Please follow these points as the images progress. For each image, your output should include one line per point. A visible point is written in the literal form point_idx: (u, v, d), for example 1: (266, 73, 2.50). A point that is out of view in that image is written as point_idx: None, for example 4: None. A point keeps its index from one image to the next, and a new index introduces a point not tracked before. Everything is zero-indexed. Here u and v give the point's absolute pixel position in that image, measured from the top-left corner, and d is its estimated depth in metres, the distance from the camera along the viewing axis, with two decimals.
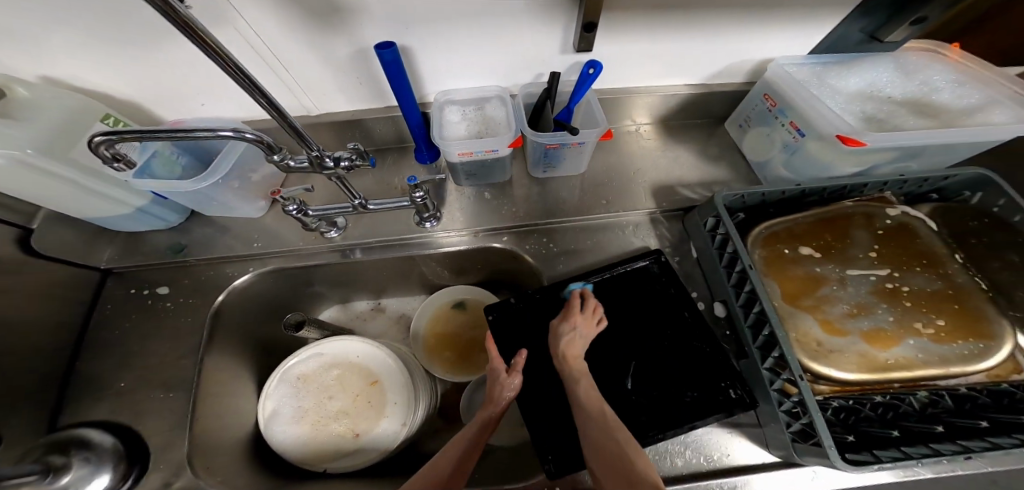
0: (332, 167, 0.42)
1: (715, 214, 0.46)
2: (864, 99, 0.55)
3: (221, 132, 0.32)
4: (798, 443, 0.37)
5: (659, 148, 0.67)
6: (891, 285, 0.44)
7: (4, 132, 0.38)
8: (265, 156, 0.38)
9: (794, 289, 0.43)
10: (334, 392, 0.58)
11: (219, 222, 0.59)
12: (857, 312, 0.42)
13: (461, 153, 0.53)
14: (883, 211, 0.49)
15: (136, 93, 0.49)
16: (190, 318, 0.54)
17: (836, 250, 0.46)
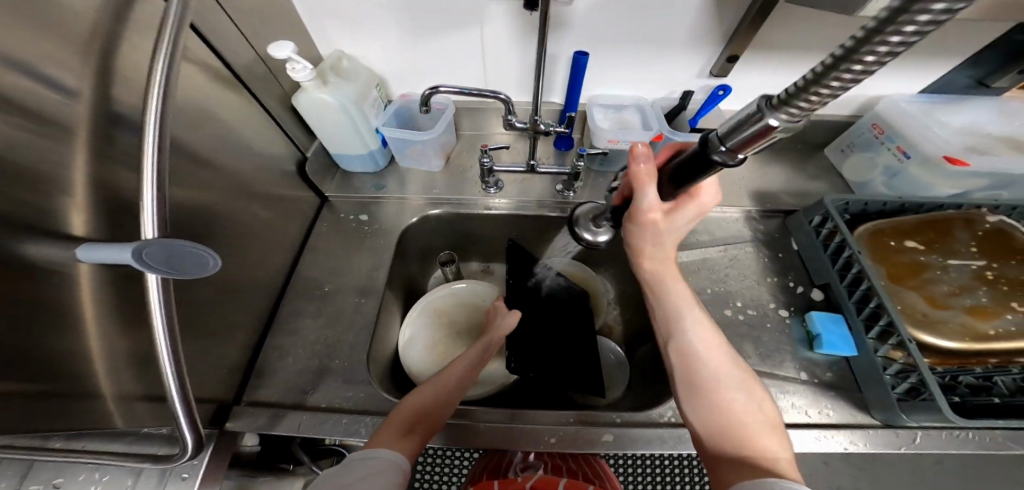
0: (541, 131, 0.62)
1: (823, 214, 0.62)
2: (967, 133, 0.67)
3: (492, 93, 0.54)
4: (905, 401, 0.47)
5: (760, 162, 0.79)
6: (990, 274, 0.54)
7: (341, 86, 0.60)
8: (505, 115, 0.58)
9: (898, 271, 0.55)
10: (461, 327, 0.77)
11: (405, 174, 0.78)
12: (959, 292, 0.52)
13: (610, 141, 0.70)
14: (982, 218, 0.58)
15: (391, 71, 0.71)
16: (382, 239, 0.73)
17: (941, 244, 0.57)
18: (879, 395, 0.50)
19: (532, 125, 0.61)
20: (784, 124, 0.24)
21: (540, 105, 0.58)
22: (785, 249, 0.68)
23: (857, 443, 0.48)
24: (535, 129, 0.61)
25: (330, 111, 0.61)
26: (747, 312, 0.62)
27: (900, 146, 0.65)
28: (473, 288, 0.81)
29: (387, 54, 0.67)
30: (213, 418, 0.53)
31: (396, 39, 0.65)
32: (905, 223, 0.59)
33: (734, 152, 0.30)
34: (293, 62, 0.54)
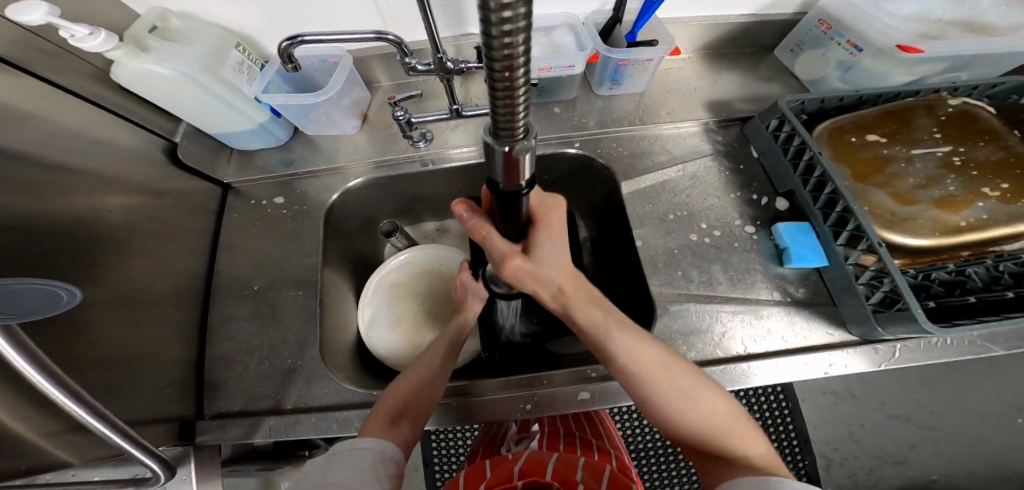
0: (450, 70, 0.52)
1: (779, 116, 0.57)
2: (917, 21, 0.59)
3: (370, 34, 0.45)
4: (880, 312, 0.47)
5: (711, 72, 0.73)
6: (957, 160, 0.52)
7: (178, 54, 0.48)
8: (400, 57, 0.49)
9: (866, 171, 0.52)
10: (423, 298, 0.72)
11: (320, 142, 0.67)
12: (928, 184, 0.51)
13: (541, 68, 0.61)
14: (946, 101, 0.56)
15: (254, 16, 0.57)
16: (306, 223, 0.63)
17: (904, 135, 0.54)
18: (853, 310, 0.50)
19: (438, 65, 0.51)
20: (519, 147, 0.19)
21: (439, 40, 0.49)
22: (746, 159, 0.64)
23: (839, 360, 0.50)
24: (443, 68, 0.52)
25: (174, 84, 0.49)
26: (712, 234, 0.59)
27: (850, 40, 0.61)
28: (427, 252, 0.74)
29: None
30: (180, 433, 0.49)
31: None
32: (867, 116, 0.55)
33: (511, 181, 0.23)
34: (68, 29, 0.40)
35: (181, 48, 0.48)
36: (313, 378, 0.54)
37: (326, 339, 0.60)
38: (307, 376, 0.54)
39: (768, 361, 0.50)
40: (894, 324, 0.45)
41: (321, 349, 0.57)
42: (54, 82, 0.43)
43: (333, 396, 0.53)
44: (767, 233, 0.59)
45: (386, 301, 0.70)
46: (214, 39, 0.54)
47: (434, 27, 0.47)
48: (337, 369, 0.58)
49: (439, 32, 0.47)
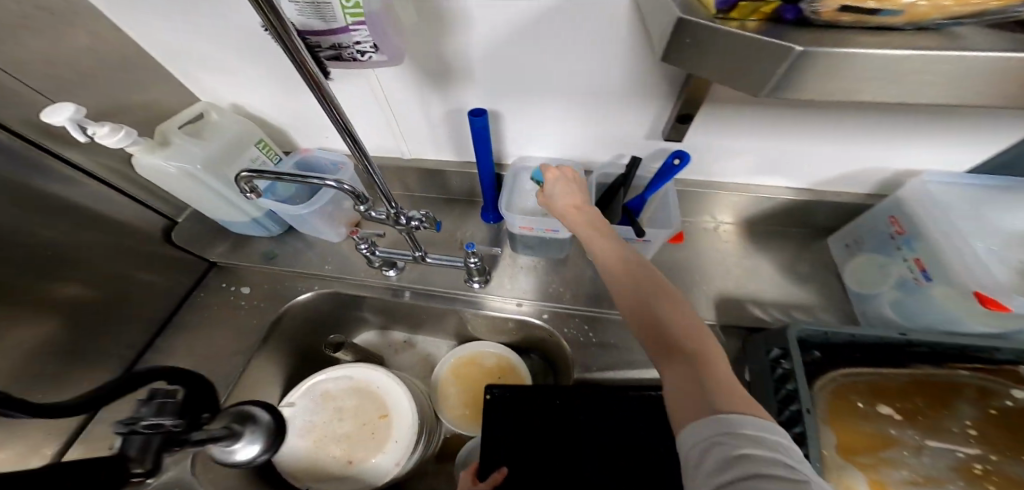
0: (405, 224, 0.49)
1: (782, 347, 0.48)
2: None
3: (327, 181, 0.42)
4: None
5: (737, 254, 0.65)
6: (980, 468, 0.44)
7: (192, 151, 0.53)
8: (354, 204, 0.46)
9: (858, 444, 0.46)
10: (346, 415, 0.65)
11: (306, 240, 0.69)
12: (922, 482, 0.44)
13: (523, 226, 0.58)
14: (1007, 392, 0.46)
15: (282, 120, 0.66)
16: (256, 319, 0.63)
17: (925, 418, 0.47)
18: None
19: (391, 217, 0.48)
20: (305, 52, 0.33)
21: (391, 194, 0.46)
22: (733, 379, 0.55)
23: None
24: (395, 221, 0.48)
25: (172, 176, 0.53)
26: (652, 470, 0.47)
27: (918, 258, 0.48)
28: (370, 369, 0.69)
29: (270, 98, 0.62)
30: None
31: (277, 88, 0.59)
32: (885, 382, 0.48)
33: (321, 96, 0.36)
34: (93, 127, 0.44)
35: (198, 146, 0.54)
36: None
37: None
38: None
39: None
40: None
41: (202, 453, 0.54)
42: (66, 159, 0.49)
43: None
44: None
45: (312, 407, 0.65)
46: (242, 135, 0.59)
47: (383, 183, 0.45)
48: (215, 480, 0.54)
49: (387, 189, 0.45)
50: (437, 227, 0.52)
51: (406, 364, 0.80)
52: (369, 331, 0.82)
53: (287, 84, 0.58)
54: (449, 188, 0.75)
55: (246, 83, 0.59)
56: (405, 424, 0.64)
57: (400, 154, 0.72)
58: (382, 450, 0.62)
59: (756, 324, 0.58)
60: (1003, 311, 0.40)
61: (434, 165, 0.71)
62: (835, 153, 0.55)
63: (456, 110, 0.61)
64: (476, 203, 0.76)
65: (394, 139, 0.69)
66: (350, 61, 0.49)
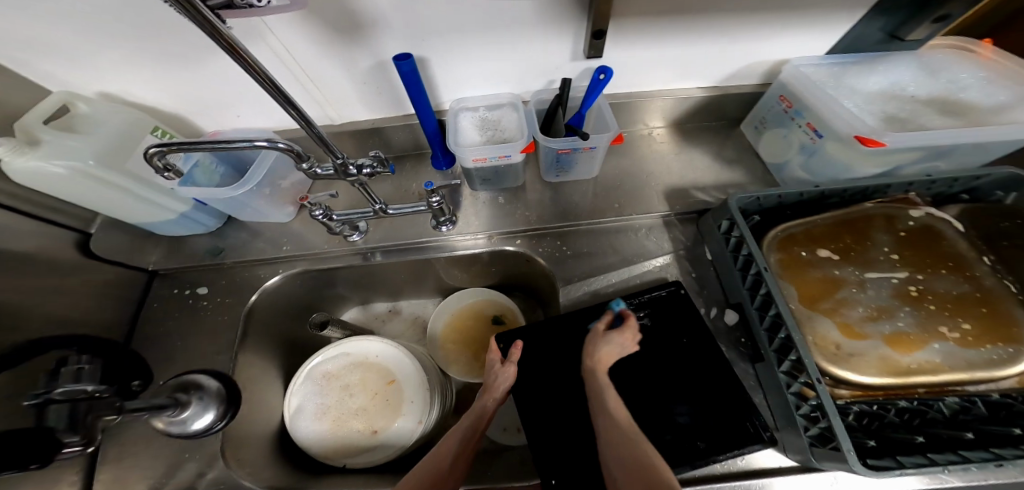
0: (355, 174, 0.49)
1: (729, 217, 0.53)
2: (887, 98, 0.56)
3: (257, 142, 0.40)
4: (816, 448, 0.41)
5: (673, 150, 0.72)
6: (915, 289, 0.46)
7: (76, 147, 0.47)
8: (295, 162, 0.44)
9: (812, 293, 0.46)
10: (355, 389, 0.65)
11: (252, 228, 0.65)
12: (878, 316, 0.44)
13: (476, 158, 0.60)
14: (905, 214, 0.51)
15: (179, 101, 0.59)
16: (227, 315, 0.60)
17: (857, 253, 0.49)
18: (795, 438, 0.45)
19: (338, 169, 0.48)
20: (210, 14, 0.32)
21: (332, 143, 0.47)
22: (700, 261, 0.62)
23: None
24: (343, 172, 0.48)
25: (63, 178, 0.47)
26: (656, 354, 0.51)
27: (809, 122, 0.57)
28: (363, 342, 0.68)
29: (161, 78, 0.55)
30: None
31: (163, 64, 0.53)
32: (816, 226, 0.51)
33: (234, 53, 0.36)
34: None
35: (80, 142, 0.48)
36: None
37: (235, 438, 0.55)
38: (201, 478, 0.51)
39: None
40: (829, 462, 0.40)
41: (228, 452, 0.53)
42: None
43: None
44: (729, 348, 0.55)
45: (319, 390, 0.64)
46: (126, 123, 0.53)
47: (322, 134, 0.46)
48: (250, 472, 0.54)
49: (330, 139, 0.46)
50: (389, 169, 0.52)
51: (396, 332, 0.80)
52: (352, 306, 0.82)
53: (176, 51, 0.51)
54: (392, 144, 0.73)
55: (122, 64, 0.52)
56: (416, 382, 0.65)
57: (330, 121, 0.68)
58: (402, 414, 0.62)
59: (703, 205, 0.65)
60: (879, 147, 0.50)
61: (372, 124, 0.69)
62: (736, 49, 0.61)
63: (377, 63, 0.58)
64: (424, 154, 0.75)
65: (318, 104, 0.64)
66: (247, 11, 0.36)
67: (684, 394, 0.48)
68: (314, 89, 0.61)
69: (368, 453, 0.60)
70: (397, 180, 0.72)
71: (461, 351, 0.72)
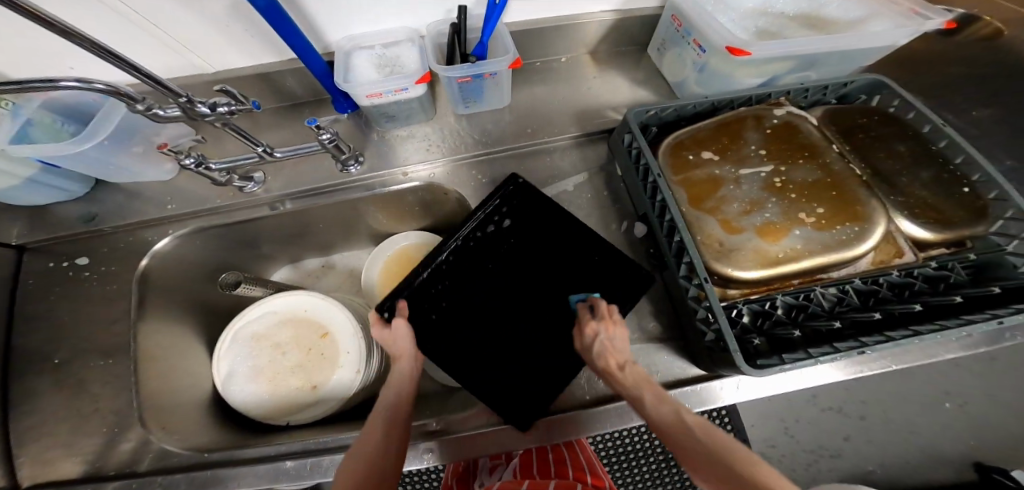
0: (210, 114, 0.44)
1: (630, 132, 0.56)
2: (760, 14, 0.59)
3: (64, 82, 0.35)
4: (716, 351, 0.46)
5: (584, 77, 0.73)
6: (779, 181, 0.48)
7: None
8: (127, 105, 0.40)
9: (696, 195, 0.49)
10: (287, 347, 0.63)
11: (128, 189, 0.60)
12: (752, 209, 0.47)
13: (372, 95, 0.58)
14: (770, 113, 0.53)
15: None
16: (118, 284, 0.56)
17: (733, 151, 0.51)
18: (699, 346, 0.50)
19: (188, 111, 0.43)
20: None
21: (169, 85, 0.40)
22: (611, 177, 0.65)
23: (683, 398, 0.51)
24: (193, 114, 0.44)
25: None
26: (574, 277, 0.55)
27: (695, 39, 0.59)
28: (290, 298, 0.65)
29: None
30: None
31: None
32: (700, 132, 0.53)
33: None
34: None
35: None
36: (147, 461, 0.49)
37: (161, 404, 0.54)
38: (139, 448, 0.50)
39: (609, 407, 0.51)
40: (724, 365, 0.46)
41: (150, 420, 0.51)
42: None
43: (161, 463, 0.49)
44: (641, 262, 0.59)
45: (249, 352, 0.62)
46: None
47: (150, 79, 0.39)
48: (180, 433, 0.52)
49: (162, 80, 0.39)
50: (253, 107, 0.49)
51: (331, 285, 0.80)
52: (281, 266, 0.79)
53: None
54: (287, 91, 0.68)
55: None
56: (350, 332, 0.63)
57: (199, 70, 0.61)
58: (340, 365, 0.61)
59: (611, 126, 0.67)
60: (745, 57, 0.52)
61: (254, 71, 0.63)
62: None
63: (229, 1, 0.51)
64: (327, 99, 0.71)
65: (175, 50, 0.57)
66: None
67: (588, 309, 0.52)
68: (160, 32, 0.54)
69: (310, 408, 0.59)
70: (299, 125, 0.69)
71: None
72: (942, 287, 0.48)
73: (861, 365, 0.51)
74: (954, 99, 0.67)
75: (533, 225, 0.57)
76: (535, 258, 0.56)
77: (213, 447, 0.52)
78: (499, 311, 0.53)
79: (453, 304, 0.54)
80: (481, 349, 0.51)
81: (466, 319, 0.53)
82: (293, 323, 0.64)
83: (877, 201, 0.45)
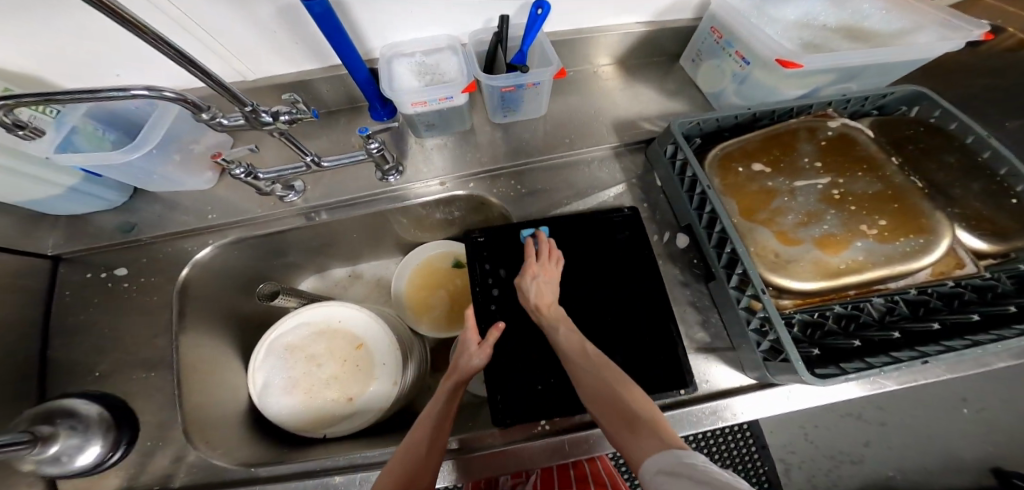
0: (271, 122, 0.44)
1: (673, 142, 0.56)
2: (801, 27, 0.59)
3: (136, 91, 0.34)
4: (771, 361, 0.46)
5: (618, 87, 0.73)
6: (837, 192, 0.48)
7: None
8: (193, 115, 0.40)
9: (749, 205, 0.49)
10: (322, 358, 0.62)
11: (166, 199, 0.59)
12: (809, 221, 0.47)
13: (416, 103, 0.57)
14: (824, 126, 0.54)
15: (37, 64, 0.49)
16: (158, 295, 0.55)
17: (786, 163, 0.51)
18: (751, 357, 0.50)
19: (252, 118, 0.43)
20: None
21: (236, 92, 0.40)
22: (651, 188, 0.64)
23: (735, 408, 0.51)
24: (257, 121, 0.44)
25: None
26: (622, 287, 0.54)
27: (738, 51, 0.59)
28: (323, 308, 0.64)
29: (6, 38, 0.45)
30: None
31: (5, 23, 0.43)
32: (751, 143, 0.53)
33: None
34: None
35: None
36: (182, 474, 0.48)
37: (199, 417, 0.52)
38: (181, 462, 0.48)
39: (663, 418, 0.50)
40: (781, 373, 0.45)
41: (194, 435, 0.50)
42: None
43: (207, 479, 0.48)
44: (686, 272, 0.59)
45: (284, 363, 0.61)
46: None
47: (220, 86, 0.39)
48: (224, 449, 0.51)
49: (231, 86, 0.39)
50: (313, 115, 0.48)
51: (360, 295, 0.79)
52: (309, 276, 0.78)
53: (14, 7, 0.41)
54: (323, 98, 0.67)
55: None
56: (385, 344, 0.62)
57: (242, 77, 0.61)
58: (375, 377, 0.60)
59: (649, 135, 0.68)
60: (795, 70, 0.52)
61: (295, 78, 0.62)
62: None
63: (284, 8, 0.51)
64: (361, 108, 0.71)
65: (219, 56, 0.56)
66: None
67: (630, 321, 0.52)
68: (211, 39, 0.53)
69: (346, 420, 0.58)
70: (334, 134, 0.68)
71: (432, 308, 0.72)
72: (989, 297, 0.47)
73: (914, 375, 0.52)
74: (982, 111, 0.68)
75: (578, 236, 0.58)
76: (585, 269, 0.56)
77: (258, 463, 0.50)
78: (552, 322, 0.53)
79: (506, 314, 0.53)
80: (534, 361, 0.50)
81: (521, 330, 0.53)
82: (327, 333, 0.63)
83: (942, 213, 0.45)
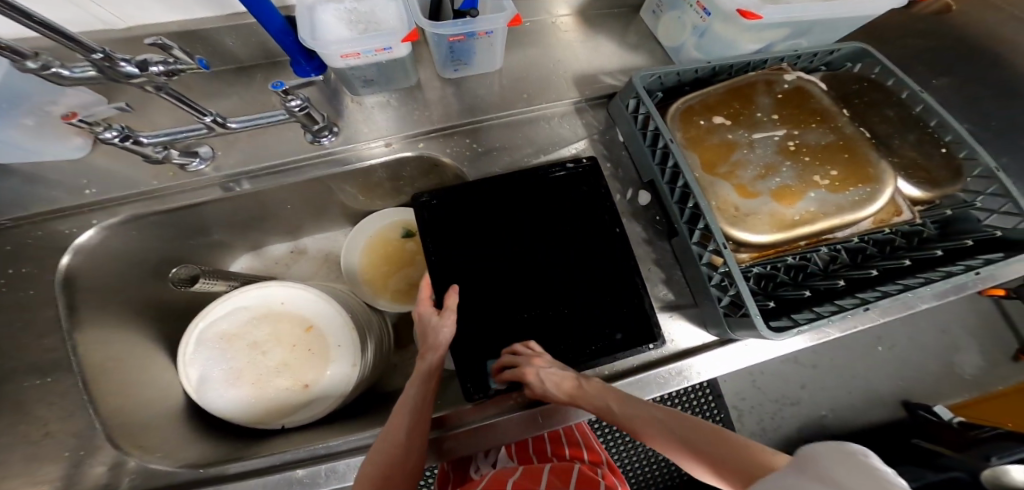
0: (137, 74, 0.36)
1: (636, 95, 0.53)
2: None
3: None
4: (732, 317, 0.46)
5: (578, 40, 0.68)
6: (793, 144, 0.49)
7: None
8: (13, 63, 0.30)
9: (710, 159, 0.48)
10: (266, 345, 0.55)
11: (25, 171, 0.48)
12: (768, 173, 0.47)
13: (347, 55, 0.49)
14: (781, 78, 0.53)
15: None
16: (36, 289, 0.45)
17: (746, 116, 0.50)
18: (712, 312, 0.50)
19: (105, 70, 0.34)
20: None
21: (81, 39, 0.31)
22: (613, 144, 0.62)
23: (700, 365, 0.52)
24: (114, 75, 0.35)
25: None
26: (587, 249, 0.53)
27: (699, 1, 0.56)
28: (262, 289, 0.57)
29: None
30: None
31: None
32: (711, 96, 0.51)
33: None
34: None
35: None
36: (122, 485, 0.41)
37: (128, 420, 0.45)
38: (117, 470, 0.41)
39: (635, 380, 0.50)
40: (741, 327, 0.46)
41: (125, 440, 0.43)
42: None
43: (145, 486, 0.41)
44: (648, 230, 0.58)
45: (221, 353, 0.54)
46: None
47: (54, 32, 0.29)
48: (165, 451, 0.44)
49: (69, 32, 0.29)
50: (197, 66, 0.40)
51: (305, 272, 0.71)
52: (242, 255, 0.70)
53: None
54: (231, 51, 0.56)
55: None
56: (338, 323, 0.57)
57: (106, 26, 0.48)
58: (331, 360, 0.55)
59: (610, 90, 0.64)
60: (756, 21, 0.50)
61: (185, 26, 0.51)
62: None
63: None
64: (283, 62, 0.61)
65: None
66: None
67: (594, 279, 0.51)
68: None
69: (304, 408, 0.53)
70: (251, 90, 0.58)
71: (388, 284, 0.66)
72: (915, 241, 0.52)
73: (852, 322, 0.55)
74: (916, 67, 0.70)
75: (540, 197, 0.55)
76: (547, 232, 0.54)
77: (211, 462, 0.45)
78: (515, 292, 0.50)
79: (464, 286, 0.50)
80: (496, 331, 0.48)
81: (482, 301, 0.49)
82: (268, 317, 0.56)
83: (887, 162, 0.46)
